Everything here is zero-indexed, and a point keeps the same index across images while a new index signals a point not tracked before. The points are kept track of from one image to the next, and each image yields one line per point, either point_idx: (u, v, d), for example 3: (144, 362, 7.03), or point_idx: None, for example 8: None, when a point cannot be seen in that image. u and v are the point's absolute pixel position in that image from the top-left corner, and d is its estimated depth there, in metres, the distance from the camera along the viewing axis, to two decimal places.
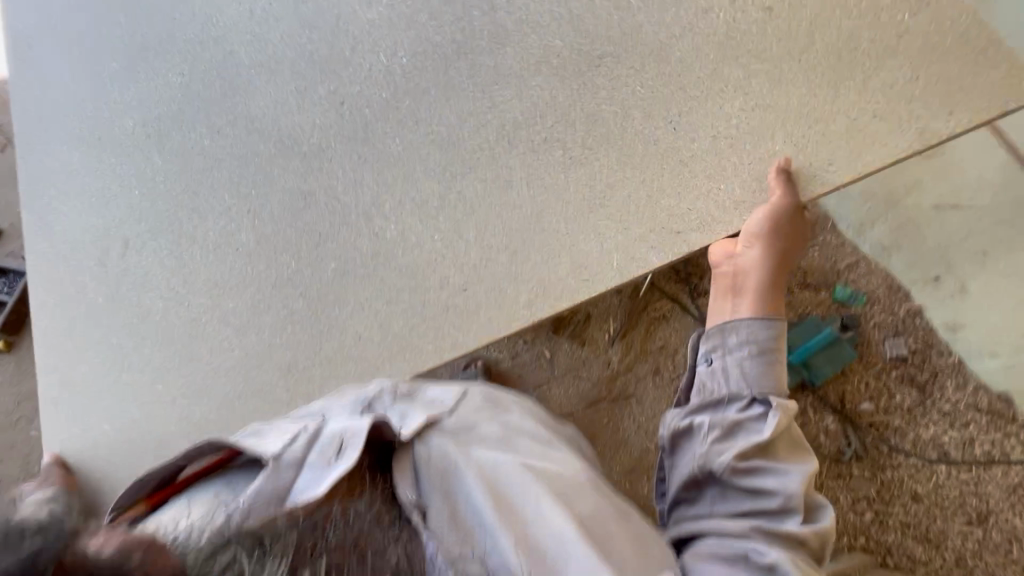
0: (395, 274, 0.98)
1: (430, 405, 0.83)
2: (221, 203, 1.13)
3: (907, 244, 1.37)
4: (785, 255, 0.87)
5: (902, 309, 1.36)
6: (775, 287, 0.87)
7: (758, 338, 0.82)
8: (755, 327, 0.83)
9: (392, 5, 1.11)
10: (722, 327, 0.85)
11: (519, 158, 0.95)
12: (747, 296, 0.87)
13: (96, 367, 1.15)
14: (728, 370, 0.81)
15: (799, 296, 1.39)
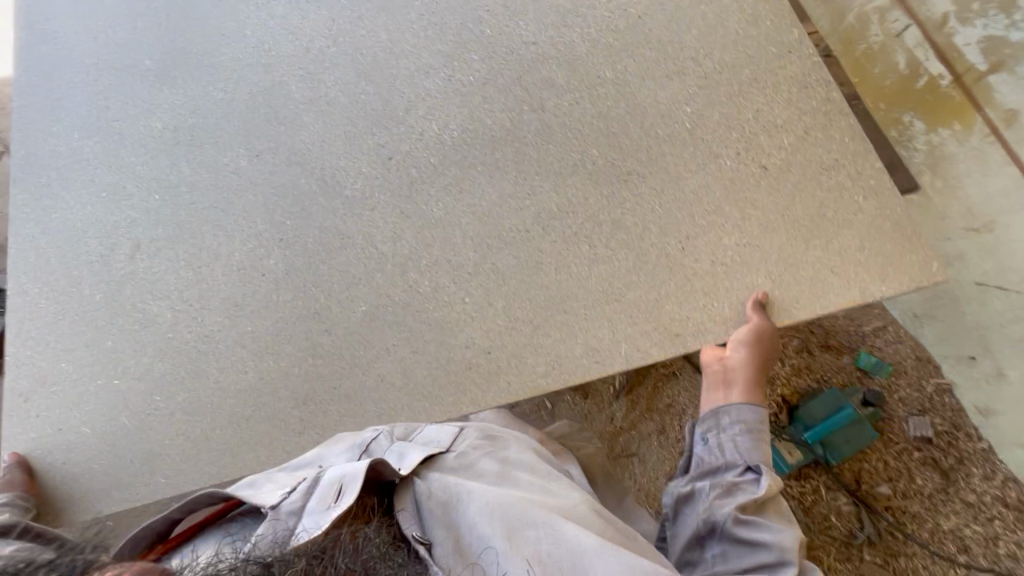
0: (424, 327, 1.07)
1: (426, 447, 0.96)
2: (252, 226, 1.17)
3: (941, 320, 1.47)
4: (771, 354, 1.03)
5: (930, 389, 1.52)
6: (762, 377, 1.05)
7: (748, 422, 1.01)
8: (744, 413, 1.02)
9: (450, 81, 1.24)
10: (717, 412, 1.04)
11: (550, 244, 1.10)
12: (738, 388, 1.04)
13: (82, 367, 1.12)
14: (723, 445, 1.00)
15: (820, 360, 1.60)
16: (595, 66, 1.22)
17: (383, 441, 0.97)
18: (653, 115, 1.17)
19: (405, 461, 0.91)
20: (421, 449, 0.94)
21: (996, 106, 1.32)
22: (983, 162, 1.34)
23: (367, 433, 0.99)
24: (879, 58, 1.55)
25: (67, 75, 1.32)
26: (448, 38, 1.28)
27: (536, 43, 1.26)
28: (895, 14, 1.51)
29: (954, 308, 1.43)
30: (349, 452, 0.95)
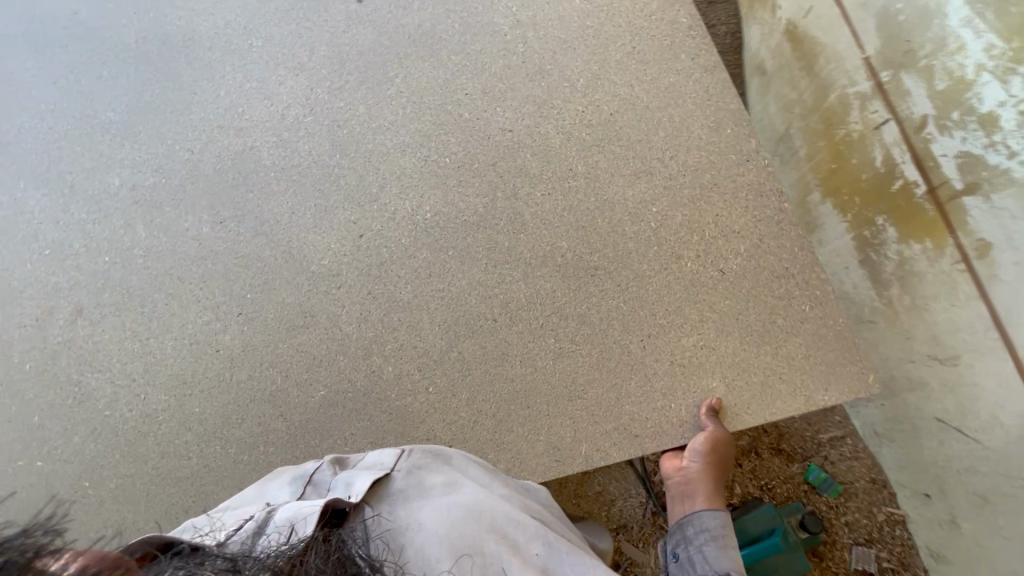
0: (384, 416, 1.05)
1: (372, 470, 0.83)
2: (209, 297, 1.13)
3: (901, 444, 1.38)
4: (727, 459, 1.06)
5: (881, 516, 1.44)
6: (721, 485, 1.06)
7: (711, 528, 1.00)
8: (706, 520, 1.02)
9: (426, 161, 1.26)
10: (685, 520, 1.05)
11: (517, 335, 1.11)
12: (700, 497, 1.05)
13: (2, 443, 1.03)
14: (693, 559, 0.99)
15: (767, 463, 1.52)
16: (568, 158, 1.27)
17: (325, 473, 0.87)
18: (621, 212, 1.22)
19: (351, 490, 0.79)
20: (367, 473, 0.82)
21: (969, 231, 1.13)
22: (951, 288, 1.18)
23: (309, 466, 0.90)
24: (858, 147, 1.35)
25: (19, 120, 1.26)
26: (427, 118, 1.30)
27: (512, 131, 1.29)
28: (876, 103, 1.29)
29: (913, 437, 1.34)
30: (290, 488, 0.86)
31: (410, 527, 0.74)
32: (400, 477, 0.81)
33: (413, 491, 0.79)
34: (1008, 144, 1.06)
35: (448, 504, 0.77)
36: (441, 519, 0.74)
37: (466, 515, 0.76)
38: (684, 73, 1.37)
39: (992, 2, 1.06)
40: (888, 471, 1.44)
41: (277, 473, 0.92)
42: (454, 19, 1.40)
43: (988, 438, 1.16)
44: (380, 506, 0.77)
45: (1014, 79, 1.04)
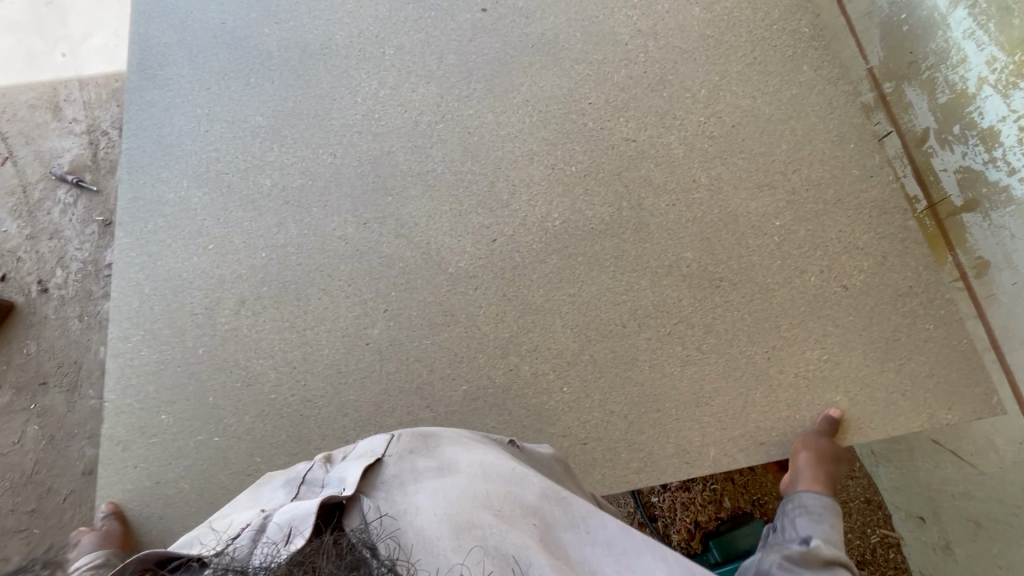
0: (523, 412, 1.13)
1: (361, 458, 0.80)
2: (357, 294, 1.22)
3: (897, 462, 1.45)
4: (829, 455, 1.06)
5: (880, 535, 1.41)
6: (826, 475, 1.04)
7: (809, 506, 1.01)
8: (804, 499, 1.03)
9: (553, 168, 1.31)
10: (785, 501, 1.06)
11: (646, 341, 1.16)
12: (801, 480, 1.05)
13: (182, 419, 1.15)
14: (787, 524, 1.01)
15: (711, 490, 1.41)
16: (691, 169, 1.30)
17: (318, 471, 0.83)
18: (744, 224, 1.25)
19: (345, 483, 0.75)
20: (357, 463, 0.78)
21: (967, 249, 1.24)
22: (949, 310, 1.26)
23: (301, 468, 0.87)
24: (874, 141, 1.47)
25: (178, 122, 1.38)
26: (552, 127, 1.35)
27: (635, 141, 1.33)
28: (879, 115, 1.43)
29: (911, 460, 1.42)
30: (284, 490, 0.83)
31: (408, 509, 0.71)
32: (393, 462, 0.78)
33: (406, 476, 0.76)
34: (1007, 159, 1.16)
35: (442, 484, 0.74)
36: (438, 499, 0.71)
37: (461, 491, 0.73)
38: (807, 85, 1.37)
39: (994, 15, 1.16)
40: (884, 493, 1.52)
41: (279, 474, 0.89)
42: (576, 27, 1.43)
43: (983, 463, 1.24)
44: (376, 492, 0.74)
45: (1014, 94, 1.14)
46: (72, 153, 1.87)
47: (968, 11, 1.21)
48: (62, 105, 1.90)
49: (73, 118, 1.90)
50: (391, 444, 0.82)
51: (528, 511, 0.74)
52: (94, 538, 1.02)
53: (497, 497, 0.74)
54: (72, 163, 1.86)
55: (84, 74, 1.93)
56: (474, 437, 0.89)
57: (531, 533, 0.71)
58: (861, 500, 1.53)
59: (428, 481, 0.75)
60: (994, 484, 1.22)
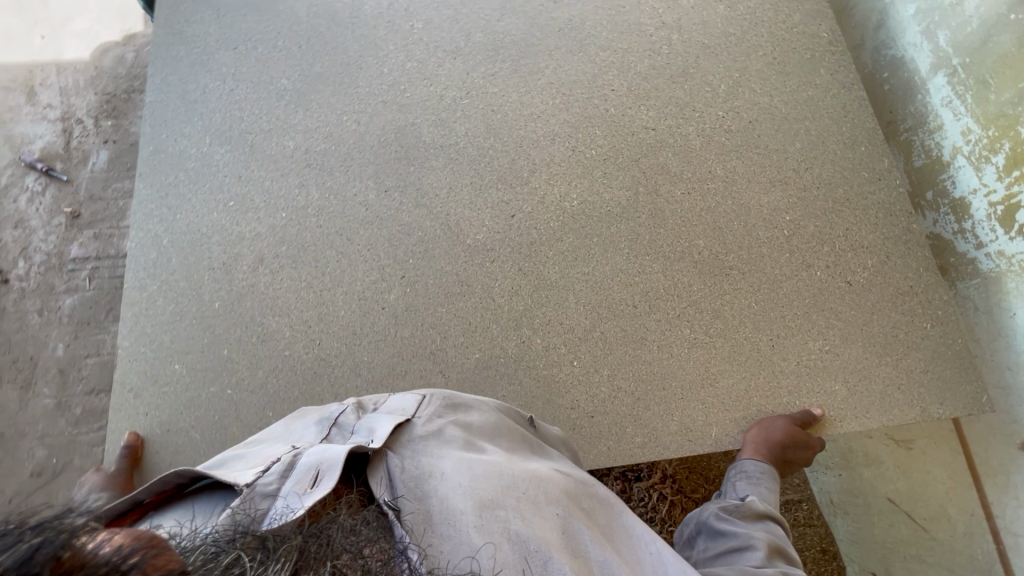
0: (534, 382, 1.15)
1: (391, 414, 0.81)
2: (375, 259, 1.24)
3: (852, 517, 1.53)
4: (778, 437, 1.09)
5: None
6: (778, 454, 1.08)
7: (748, 471, 1.07)
8: (743, 465, 1.08)
9: (575, 149, 1.33)
10: (731, 467, 1.12)
11: (655, 323, 1.20)
12: (745, 445, 1.10)
13: (195, 369, 1.16)
14: (727, 485, 1.09)
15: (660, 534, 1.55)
16: (708, 159, 1.34)
17: (349, 415, 0.87)
18: (756, 217, 1.29)
19: (374, 435, 0.77)
20: (388, 418, 0.80)
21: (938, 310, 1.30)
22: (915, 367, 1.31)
23: (334, 408, 0.90)
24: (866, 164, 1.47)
25: (203, 79, 1.39)
26: (575, 110, 1.37)
27: (655, 129, 1.36)
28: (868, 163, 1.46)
29: (866, 514, 1.49)
30: (316, 428, 0.87)
31: (435, 475, 0.71)
32: (423, 426, 0.80)
33: (435, 440, 0.78)
34: (976, 233, 1.22)
35: (469, 457, 0.75)
36: (466, 471, 0.72)
37: (489, 468, 0.74)
38: (822, 87, 1.41)
39: (971, 87, 1.22)
40: (839, 544, 1.57)
41: (316, 410, 0.93)
42: (602, 16, 1.46)
43: (934, 529, 1.32)
44: (403, 452, 0.75)
45: (983, 169, 1.19)
46: (43, 140, 2.04)
47: (947, 79, 1.27)
48: (37, 88, 2.08)
49: (48, 104, 2.07)
50: (421, 407, 0.84)
51: (556, 499, 0.73)
52: (106, 476, 1.06)
53: (525, 480, 0.74)
54: (43, 152, 2.03)
55: (64, 60, 2.10)
56: (502, 419, 0.89)
57: (552, 516, 0.71)
58: (817, 549, 1.58)
59: (455, 451, 0.77)
60: (944, 549, 1.29)
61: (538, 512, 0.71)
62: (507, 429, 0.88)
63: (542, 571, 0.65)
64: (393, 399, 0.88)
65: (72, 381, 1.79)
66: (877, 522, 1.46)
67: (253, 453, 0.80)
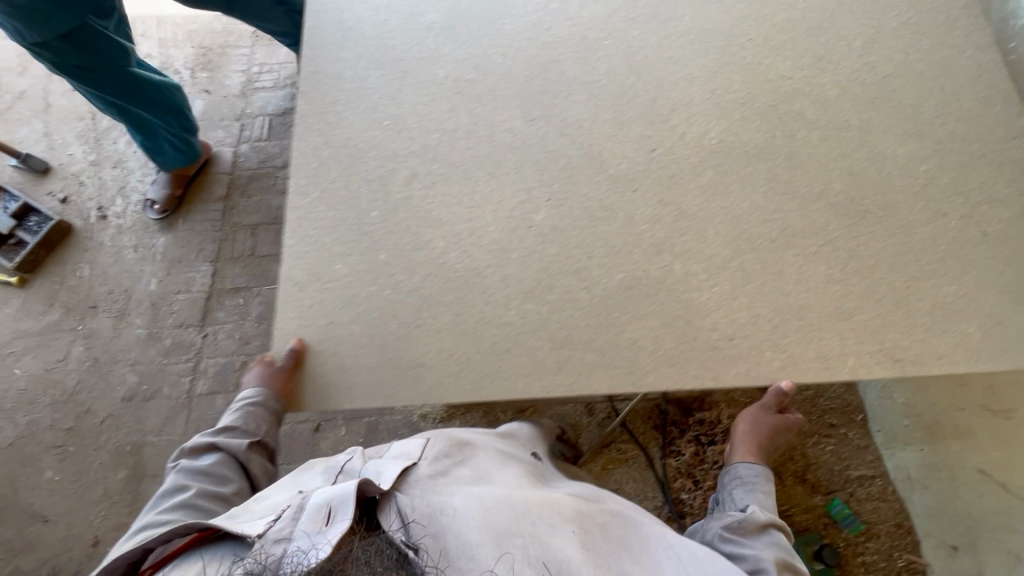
0: (676, 302, 1.20)
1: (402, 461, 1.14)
2: (524, 181, 1.30)
3: (932, 491, 1.94)
4: (767, 430, 1.64)
5: (904, 559, 1.96)
6: (758, 451, 1.62)
7: (743, 472, 1.55)
8: (739, 470, 1.56)
9: (712, 92, 1.39)
10: (727, 469, 1.62)
11: (793, 257, 1.23)
12: (738, 448, 1.64)
13: (356, 269, 1.23)
14: (727, 499, 1.51)
15: (803, 517, 2.08)
16: (843, 109, 1.37)
17: (356, 463, 1.21)
18: (891, 166, 1.32)
19: (383, 478, 1.09)
20: (394, 465, 1.12)
21: None
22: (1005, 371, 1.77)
23: (338, 460, 1.25)
24: None
25: (360, 12, 1.49)
26: (711, 56, 1.43)
27: (791, 78, 1.40)
28: None
29: (953, 486, 1.88)
30: (323, 477, 1.18)
31: (450, 508, 1.01)
32: (429, 470, 1.13)
33: (435, 482, 1.09)
34: None
35: (472, 492, 1.07)
36: (474, 503, 1.03)
37: (495, 499, 1.05)
38: (957, 47, 1.43)
39: None
40: (915, 520, 1.99)
41: (328, 463, 1.26)
42: None
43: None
44: (410, 492, 1.05)
45: None
46: None
47: None
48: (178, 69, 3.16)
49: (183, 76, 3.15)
50: (426, 452, 1.19)
51: (563, 517, 1.05)
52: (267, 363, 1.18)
53: (528, 504, 1.05)
54: None
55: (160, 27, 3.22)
56: (493, 459, 1.24)
57: (565, 534, 1.01)
58: (890, 522, 2.01)
59: (463, 488, 1.09)
60: None
61: (550, 528, 1.01)
62: (499, 467, 1.22)
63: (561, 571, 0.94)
64: (402, 447, 1.22)
65: (162, 315, 2.65)
66: (966, 488, 1.84)
67: (266, 500, 1.07)
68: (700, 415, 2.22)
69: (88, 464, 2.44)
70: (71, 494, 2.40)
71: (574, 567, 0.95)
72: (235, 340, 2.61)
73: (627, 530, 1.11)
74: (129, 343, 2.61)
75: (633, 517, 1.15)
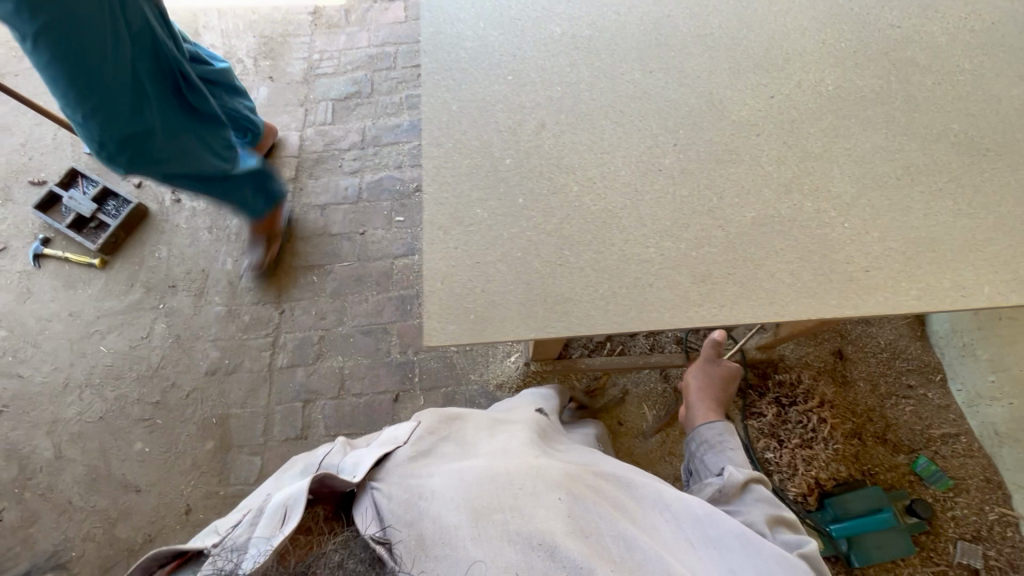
0: (810, 238, 1.24)
1: (376, 452, 1.17)
2: (649, 129, 1.35)
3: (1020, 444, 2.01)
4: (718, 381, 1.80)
5: (996, 512, 2.03)
6: (715, 408, 1.76)
7: (706, 432, 1.66)
8: (702, 434, 1.67)
9: (824, 42, 1.42)
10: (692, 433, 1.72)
11: (920, 194, 1.27)
12: (696, 409, 1.76)
13: (495, 212, 1.29)
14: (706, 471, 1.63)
15: (890, 475, 2.11)
16: (955, 55, 1.40)
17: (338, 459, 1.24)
18: (1007, 107, 1.35)
19: (356, 471, 1.11)
20: (369, 455, 1.15)
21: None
22: None
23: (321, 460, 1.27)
24: None
25: None
26: (820, 8, 1.46)
27: (901, 27, 1.43)
28: None
29: None
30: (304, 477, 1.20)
31: (429, 494, 1.04)
32: (411, 457, 1.17)
33: (414, 472, 1.12)
34: None
35: (456, 473, 1.10)
36: (453, 485, 1.05)
37: (477, 478, 1.07)
38: None
39: None
40: (1003, 473, 2.07)
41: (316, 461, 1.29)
42: None
43: None
44: (386, 484, 1.07)
45: None
46: None
47: None
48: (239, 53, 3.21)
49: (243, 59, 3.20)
50: (413, 439, 1.23)
51: (552, 490, 1.07)
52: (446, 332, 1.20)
53: (513, 480, 1.08)
54: None
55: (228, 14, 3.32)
56: (484, 440, 1.29)
57: (547, 507, 1.03)
58: (979, 477, 2.08)
59: (444, 471, 1.11)
60: None
61: (534, 503, 1.03)
62: (491, 445, 1.26)
63: (549, 550, 0.95)
64: (385, 438, 1.26)
65: (241, 293, 2.73)
66: None
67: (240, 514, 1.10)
68: (780, 377, 2.23)
69: (176, 435, 2.51)
70: (161, 464, 2.46)
71: (558, 541, 0.97)
72: (311, 316, 2.68)
73: (623, 492, 1.21)
74: (210, 318, 2.70)
75: (628, 484, 1.26)
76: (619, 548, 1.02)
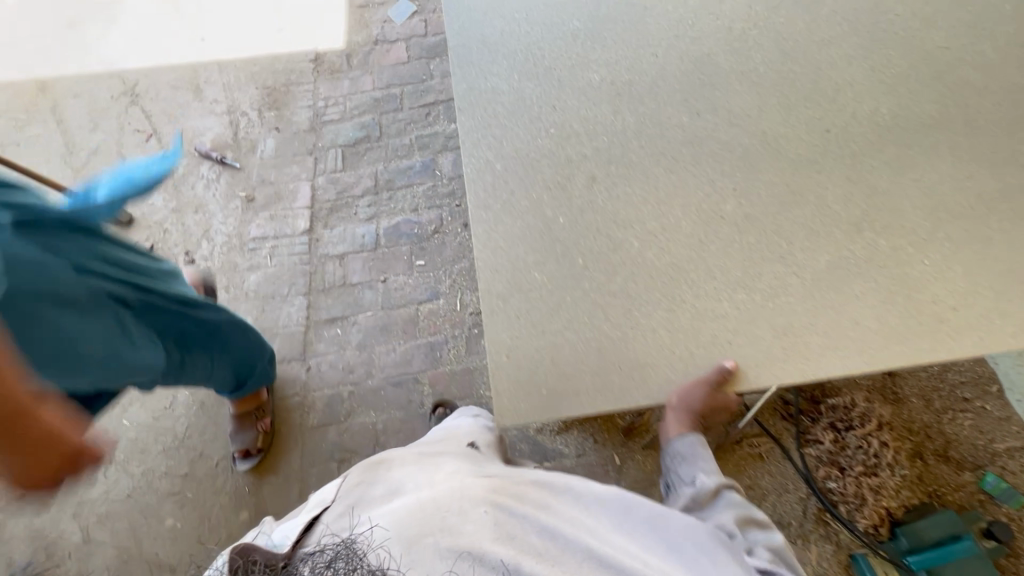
0: (891, 279, 1.18)
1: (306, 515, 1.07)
2: (705, 174, 1.29)
3: None
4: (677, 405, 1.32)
5: None
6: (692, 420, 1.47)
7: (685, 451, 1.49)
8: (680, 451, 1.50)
9: (873, 69, 1.37)
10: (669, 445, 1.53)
11: (998, 223, 1.21)
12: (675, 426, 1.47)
13: (555, 276, 1.22)
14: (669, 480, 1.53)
15: (960, 496, 2.03)
16: (1011, 73, 1.35)
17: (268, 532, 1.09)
18: None
19: (284, 539, 0.98)
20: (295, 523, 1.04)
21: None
22: None
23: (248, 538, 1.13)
24: None
25: (499, 27, 1.51)
26: (864, 34, 1.42)
27: (949, 48, 1.39)
28: None
29: None
30: None
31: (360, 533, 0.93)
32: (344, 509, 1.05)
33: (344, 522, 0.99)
34: None
35: (387, 509, 0.99)
36: (382, 519, 0.95)
37: (406, 507, 0.97)
38: None
39: None
40: None
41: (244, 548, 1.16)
42: None
43: None
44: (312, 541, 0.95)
45: None
46: (213, 132, 3.10)
47: None
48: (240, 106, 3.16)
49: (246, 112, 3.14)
50: (343, 494, 1.12)
51: (478, 501, 0.99)
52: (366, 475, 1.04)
53: (440, 500, 0.98)
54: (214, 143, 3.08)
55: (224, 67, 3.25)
56: (413, 467, 1.18)
57: (476, 519, 0.95)
58: None
59: (375, 511, 1.00)
60: None
61: (462, 517, 0.95)
62: (419, 472, 1.15)
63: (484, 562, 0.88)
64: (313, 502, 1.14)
65: None
66: None
67: None
68: (832, 402, 2.10)
69: (210, 507, 2.42)
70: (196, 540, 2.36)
71: (486, 548, 0.90)
72: (339, 371, 2.60)
73: (547, 493, 1.12)
74: None
75: (549, 481, 1.15)
76: (541, 541, 0.96)
